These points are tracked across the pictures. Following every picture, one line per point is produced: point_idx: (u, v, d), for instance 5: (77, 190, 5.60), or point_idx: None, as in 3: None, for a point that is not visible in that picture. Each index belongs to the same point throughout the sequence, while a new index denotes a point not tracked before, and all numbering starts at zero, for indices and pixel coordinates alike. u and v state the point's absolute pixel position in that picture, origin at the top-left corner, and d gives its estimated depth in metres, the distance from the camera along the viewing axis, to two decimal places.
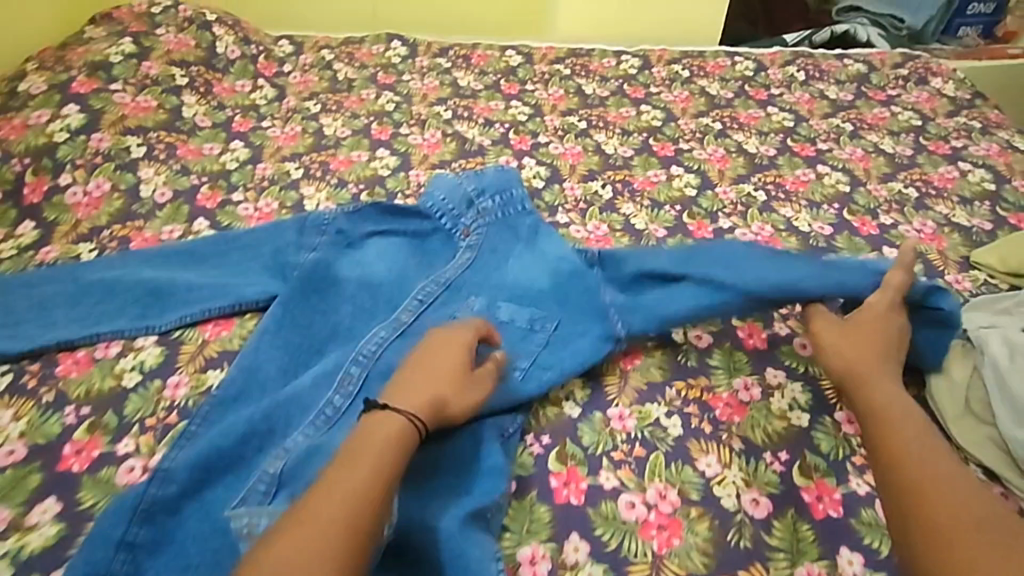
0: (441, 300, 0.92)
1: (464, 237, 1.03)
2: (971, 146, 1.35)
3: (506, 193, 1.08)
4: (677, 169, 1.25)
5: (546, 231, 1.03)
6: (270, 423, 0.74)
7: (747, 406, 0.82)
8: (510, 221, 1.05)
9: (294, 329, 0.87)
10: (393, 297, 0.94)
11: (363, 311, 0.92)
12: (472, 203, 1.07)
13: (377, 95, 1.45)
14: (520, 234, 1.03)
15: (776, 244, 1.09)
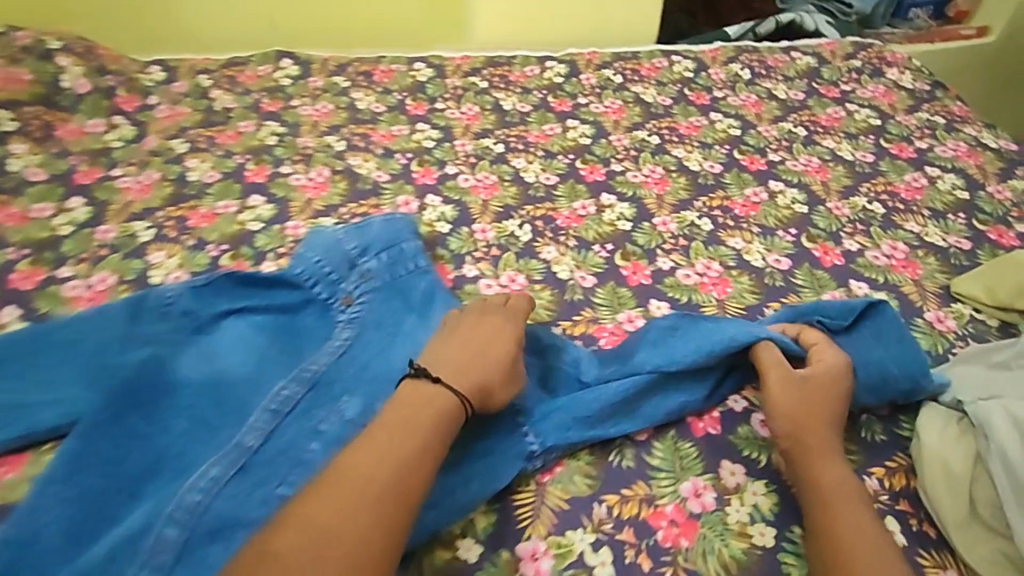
0: (301, 409, 0.73)
1: (343, 311, 0.83)
2: (937, 147, 1.19)
3: (395, 249, 0.88)
4: (608, 198, 1.06)
5: (443, 297, 0.84)
6: None
7: (697, 524, 0.65)
8: (400, 284, 0.85)
9: (100, 469, 0.67)
10: (244, 403, 0.74)
11: (200, 428, 0.72)
12: (352, 264, 0.87)
13: (258, 126, 1.23)
14: (410, 303, 0.83)
15: (726, 286, 0.91)
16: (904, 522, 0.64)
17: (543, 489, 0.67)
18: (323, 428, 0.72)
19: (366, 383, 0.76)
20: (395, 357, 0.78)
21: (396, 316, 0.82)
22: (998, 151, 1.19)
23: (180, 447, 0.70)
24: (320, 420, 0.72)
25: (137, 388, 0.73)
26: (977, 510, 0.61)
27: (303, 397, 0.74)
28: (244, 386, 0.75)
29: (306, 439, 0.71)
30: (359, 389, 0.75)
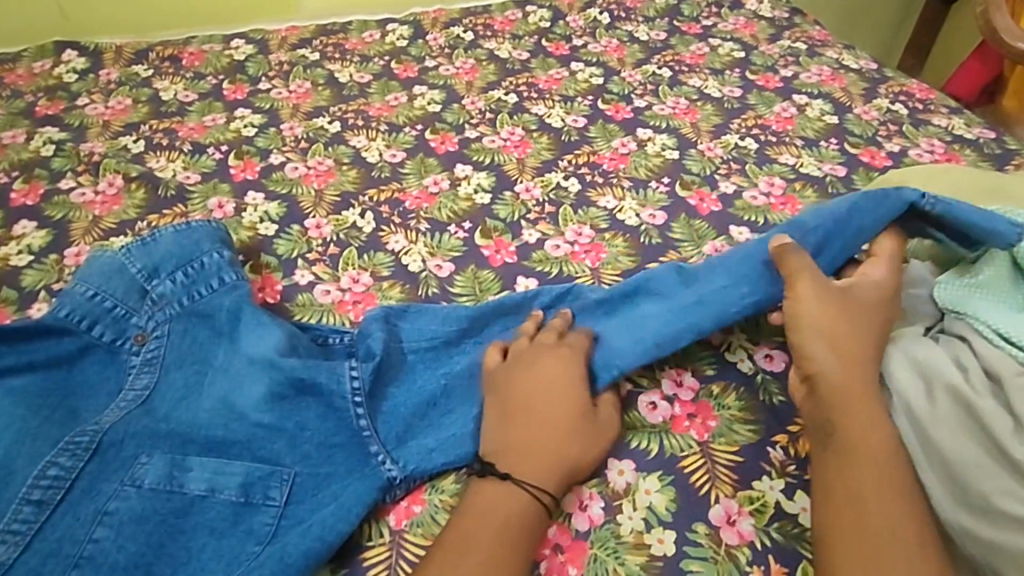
0: (83, 493, 0.55)
1: (136, 353, 0.65)
2: (802, 74, 1.14)
3: (193, 265, 0.70)
4: (462, 169, 0.93)
5: (255, 312, 0.67)
6: None
7: (587, 544, 0.55)
8: (204, 308, 0.68)
9: None
10: None
11: None
12: (140, 292, 0.68)
13: (30, 135, 0.99)
14: (219, 326, 0.67)
15: (600, 252, 0.81)
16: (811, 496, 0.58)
17: (400, 538, 0.56)
18: (111, 506, 0.54)
19: (167, 438, 0.58)
20: (206, 395, 0.61)
21: (202, 348, 0.65)
22: (860, 71, 1.15)
23: None
24: (108, 497, 0.55)
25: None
26: None
27: (81, 470, 0.56)
28: None
29: (86, 529, 0.53)
30: (159, 446, 0.58)
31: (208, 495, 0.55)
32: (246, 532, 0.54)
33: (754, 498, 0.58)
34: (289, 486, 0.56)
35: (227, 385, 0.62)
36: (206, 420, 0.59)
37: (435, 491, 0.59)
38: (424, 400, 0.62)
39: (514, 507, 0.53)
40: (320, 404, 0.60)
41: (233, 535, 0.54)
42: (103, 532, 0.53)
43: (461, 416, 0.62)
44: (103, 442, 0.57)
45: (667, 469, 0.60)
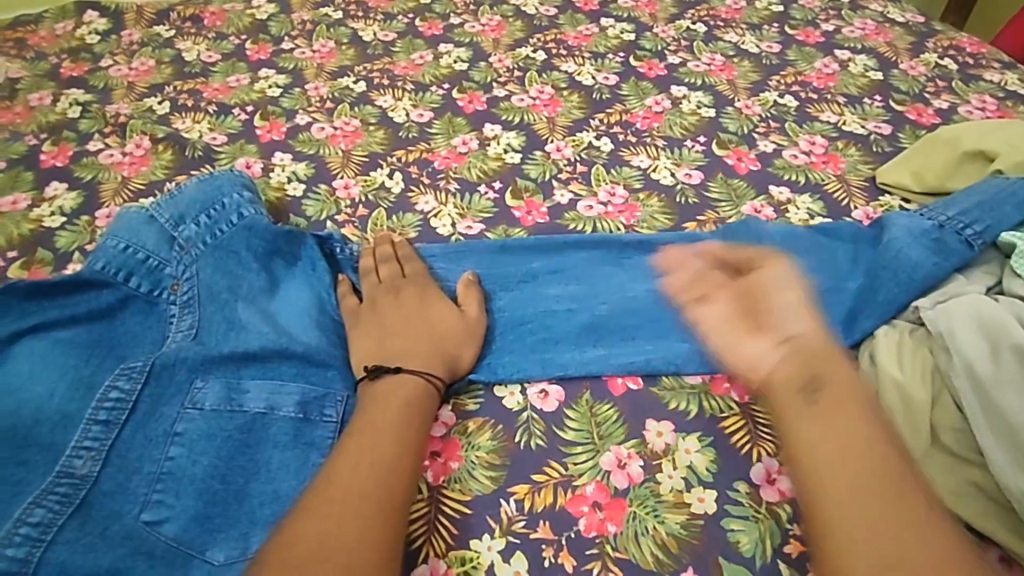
0: (143, 422, 0.57)
1: (172, 298, 0.66)
2: (845, 28, 1.08)
3: (215, 208, 0.71)
4: (491, 128, 0.90)
5: (281, 249, 0.70)
6: None
7: (626, 499, 0.55)
8: (230, 246, 0.68)
9: None
10: (54, 441, 0.56)
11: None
12: (167, 240, 0.69)
13: (56, 97, 0.98)
14: (249, 260, 0.68)
15: (634, 212, 0.78)
16: None
17: (438, 495, 0.55)
18: (179, 428, 0.57)
19: (223, 363, 0.61)
20: (252, 328, 0.63)
21: (233, 281, 0.66)
22: (907, 25, 1.09)
23: None
24: (174, 420, 0.57)
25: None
26: (939, 438, 0.52)
27: (141, 393, 0.58)
28: (43, 423, 0.57)
29: (160, 449, 0.56)
30: (212, 370, 0.60)
31: (268, 412, 0.59)
32: (306, 445, 0.58)
33: None
34: (342, 405, 0.60)
35: (271, 312, 0.65)
36: (255, 349, 0.61)
37: (472, 448, 0.58)
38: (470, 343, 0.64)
39: (412, 393, 0.57)
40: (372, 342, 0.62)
41: (292, 455, 0.57)
42: (176, 450, 0.56)
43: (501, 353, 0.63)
44: (156, 366, 0.60)
45: (706, 429, 0.59)
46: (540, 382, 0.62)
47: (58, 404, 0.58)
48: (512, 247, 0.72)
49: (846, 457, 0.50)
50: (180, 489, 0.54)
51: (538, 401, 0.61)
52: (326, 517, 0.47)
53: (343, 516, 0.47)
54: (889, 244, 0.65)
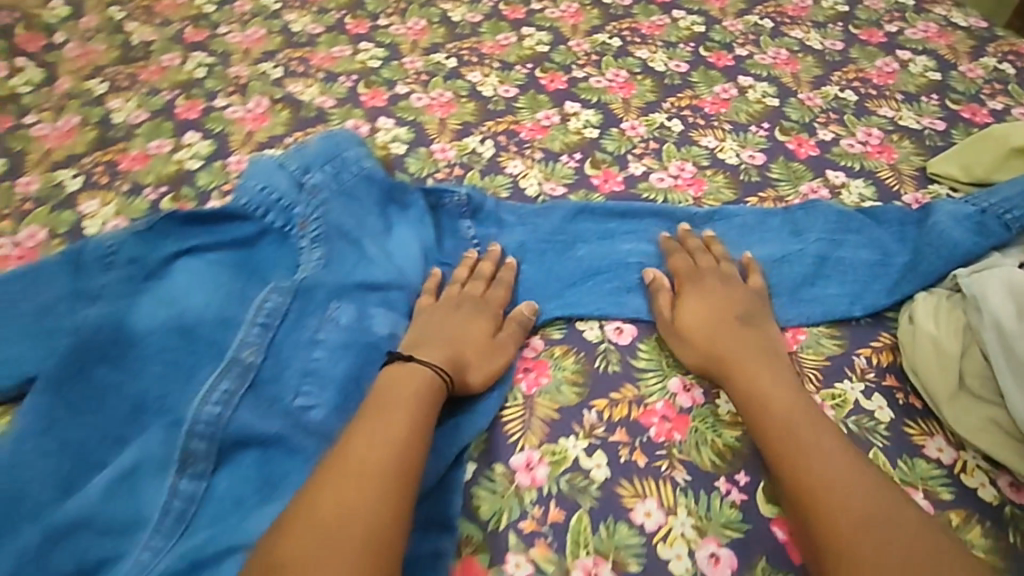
0: (291, 328, 0.70)
1: (304, 233, 0.78)
2: (907, 30, 1.14)
3: (337, 159, 0.83)
4: (572, 106, 1.00)
5: (395, 197, 0.82)
6: None
7: (690, 415, 0.64)
8: (353, 193, 0.81)
9: (77, 419, 0.63)
10: (220, 337, 0.70)
11: (176, 367, 0.68)
12: (297, 185, 0.81)
13: (183, 58, 1.11)
14: (369, 206, 0.80)
15: (701, 186, 0.87)
16: (890, 397, 0.64)
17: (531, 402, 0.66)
18: (321, 336, 0.69)
19: (353, 288, 0.73)
20: (376, 262, 0.76)
21: (356, 222, 0.79)
22: (969, 30, 1.14)
23: (162, 390, 0.66)
24: (316, 328, 0.70)
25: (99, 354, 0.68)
26: (965, 383, 0.61)
27: (289, 305, 0.71)
28: (211, 322, 0.71)
29: (307, 350, 0.68)
30: (345, 294, 0.73)
31: (391, 332, 0.71)
32: None
33: (837, 395, 0.64)
34: None
35: (389, 251, 0.77)
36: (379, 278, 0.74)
37: (558, 367, 0.68)
38: (554, 281, 0.76)
39: (418, 381, 0.62)
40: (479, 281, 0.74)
41: None
42: (320, 353, 0.68)
43: (580, 292, 0.74)
44: (300, 286, 0.73)
45: None
46: (616, 319, 0.72)
47: (221, 309, 0.72)
48: (592, 207, 0.82)
49: (826, 463, 0.56)
50: (324, 382, 0.66)
51: (613, 335, 0.71)
52: (343, 492, 0.52)
53: (338, 506, 0.52)
54: (933, 226, 0.74)
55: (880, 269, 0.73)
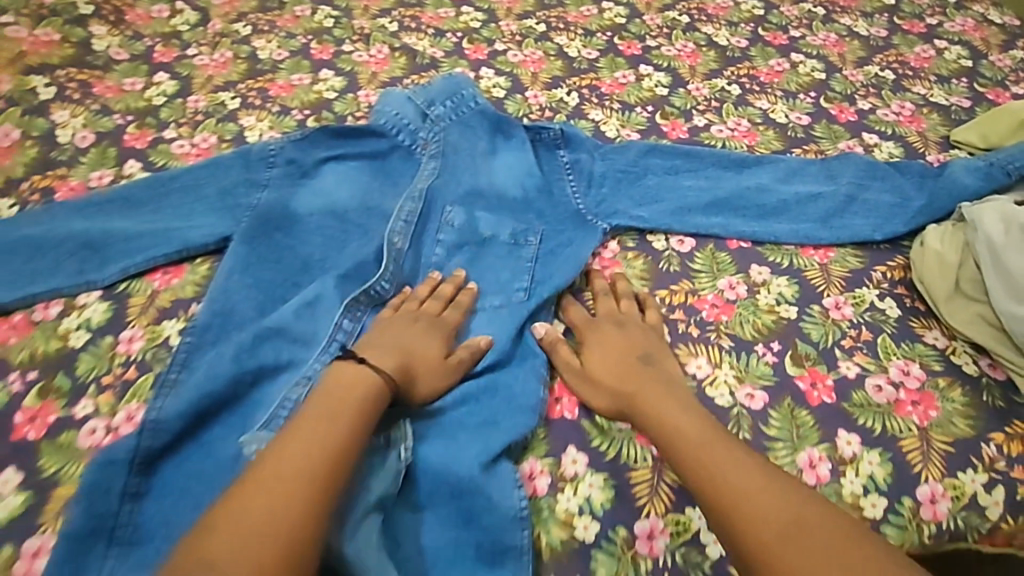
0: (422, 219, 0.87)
1: (426, 151, 0.96)
2: (947, 23, 1.28)
3: (457, 97, 1.00)
4: (646, 69, 1.16)
5: (502, 130, 0.98)
6: (256, 375, 0.72)
7: (735, 304, 0.80)
8: (469, 124, 0.98)
9: (264, 266, 0.82)
10: (366, 222, 0.89)
11: (334, 241, 0.87)
12: (422, 115, 0.99)
13: (313, 10, 1.26)
14: (481, 135, 0.97)
15: (754, 138, 1.04)
16: (900, 302, 0.80)
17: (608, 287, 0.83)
18: (443, 229, 0.87)
19: (468, 197, 0.90)
20: (486, 178, 0.93)
21: (470, 147, 0.95)
22: (1002, 26, 1.28)
23: (325, 254, 0.85)
24: (439, 223, 0.87)
25: (272, 225, 0.86)
26: (960, 288, 0.77)
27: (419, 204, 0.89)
28: (358, 211, 0.90)
29: (433, 238, 0.86)
30: (462, 200, 0.90)
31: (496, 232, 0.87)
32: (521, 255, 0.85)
33: (855, 298, 0.81)
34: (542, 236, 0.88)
35: (495, 170, 0.94)
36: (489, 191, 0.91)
37: (629, 265, 0.85)
38: (627, 204, 0.92)
39: (356, 385, 0.63)
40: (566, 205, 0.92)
41: (511, 257, 0.85)
42: (443, 241, 0.86)
43: (649, 212, 0.90)
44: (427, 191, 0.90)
45: (793, 274, 0.83)
46: (679, 234, 0.88)
47: (366, 201, 0.91)
48: (660, 149, 0.98)
49: (740, 474, 0.58)
50: (447, 262, 0.84)
51: (676, 245, 0.88)
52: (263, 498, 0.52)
53: (270, 510, 0.52)
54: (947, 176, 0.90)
55: (898, 210, 0.89)
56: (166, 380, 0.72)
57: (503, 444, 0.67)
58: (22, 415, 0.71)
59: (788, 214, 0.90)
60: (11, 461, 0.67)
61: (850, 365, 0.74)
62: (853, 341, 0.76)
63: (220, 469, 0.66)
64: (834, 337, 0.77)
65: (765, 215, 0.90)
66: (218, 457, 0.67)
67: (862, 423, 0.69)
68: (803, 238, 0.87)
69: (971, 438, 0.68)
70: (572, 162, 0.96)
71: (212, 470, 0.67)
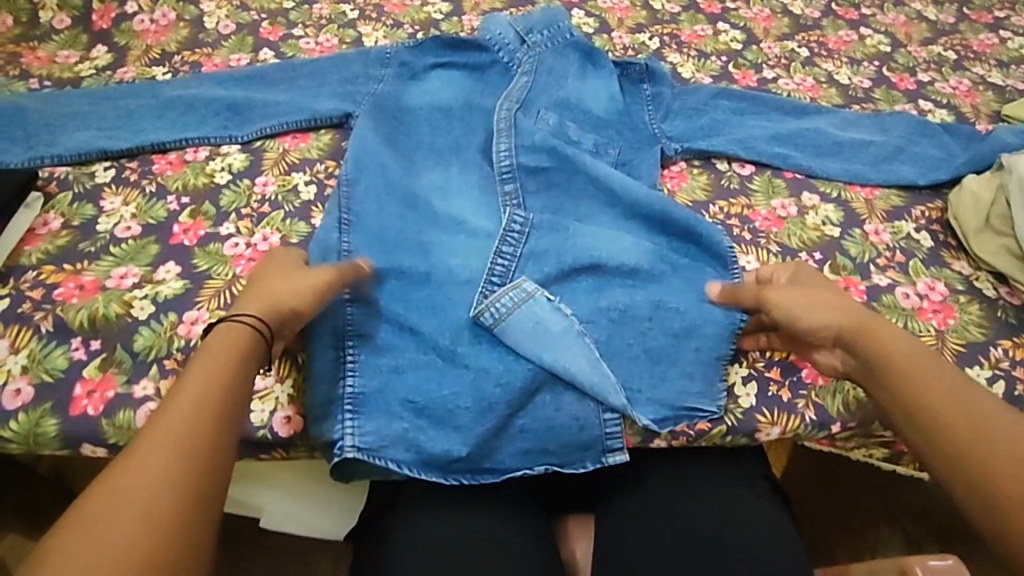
0: (518, 123, 0.96)
1: (522, 69, 1.04)
2: (1014, 16, 1.34)
3: (553, 28, 1.08)
4: (723, 26, 1.25)
5: (593, 58, 1.07)
6: (384, 231, 0.85)
7: (785, 220, 0.91)
8: (562, 51, 1.06)
9: (383, 146, 0.93)
10: (466, 120, 0.98)
11: (441, 133, 0.97)
12: (520, 40, 1.06)
13: None
14: (572, 60, 1.06)
15: (817, 94, 1.14)
16: (934, 236, 0.90)
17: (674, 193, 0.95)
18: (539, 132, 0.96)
19: (560, 110, 1.00)
20: (575, 95, 1.02)
21: (561, 69, 1.04)
22: None
23: (434, 145, 0.96)
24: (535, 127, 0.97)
25: (389, 115, 0.97)
26: (990, 223, 0.86)
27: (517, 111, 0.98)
28: (461, 113, 0.99)
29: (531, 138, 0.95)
30: (553, 111, 1.00)
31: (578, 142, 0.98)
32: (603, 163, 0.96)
33: (895, 227, 0.91)
34: (619, 149, 0.99)
35: (582, 90, 1.03)
36: (577, 108, 1.01)
37: (694, 178, 0.97)
38: (696, 128, 1.01)
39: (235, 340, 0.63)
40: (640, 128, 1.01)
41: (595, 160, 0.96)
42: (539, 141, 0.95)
43: (717, 139, 1.00)
44: (523, 102, 0.99)
45: (840, 204, 0.94)
46: (740, 159, 0.99)
47: (467, 103, 1.00)
48: (727, 91, 1.06)
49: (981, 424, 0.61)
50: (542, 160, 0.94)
51: (737, 168, 0.99)
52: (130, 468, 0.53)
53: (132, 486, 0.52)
54: (994, 138, 1.00)
55: (943, 163, 0.99)
56: (340, 219, 0.85)
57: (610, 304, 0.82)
58: (178, 227, 0.85)
59: (842, 155, 0.99)
60: (170, 257, 0.81)
61: (882, 277, 0.85)
62: (887, 261, 0.87)
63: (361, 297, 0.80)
64: (870, 255, 0.87)
65: (824, 153, 0.99)
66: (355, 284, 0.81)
67: (887, 320, 0.80)
68: (851, 176, 0.97)
69: (982, 342, 0.79)
70: (654, 95, 1.05)
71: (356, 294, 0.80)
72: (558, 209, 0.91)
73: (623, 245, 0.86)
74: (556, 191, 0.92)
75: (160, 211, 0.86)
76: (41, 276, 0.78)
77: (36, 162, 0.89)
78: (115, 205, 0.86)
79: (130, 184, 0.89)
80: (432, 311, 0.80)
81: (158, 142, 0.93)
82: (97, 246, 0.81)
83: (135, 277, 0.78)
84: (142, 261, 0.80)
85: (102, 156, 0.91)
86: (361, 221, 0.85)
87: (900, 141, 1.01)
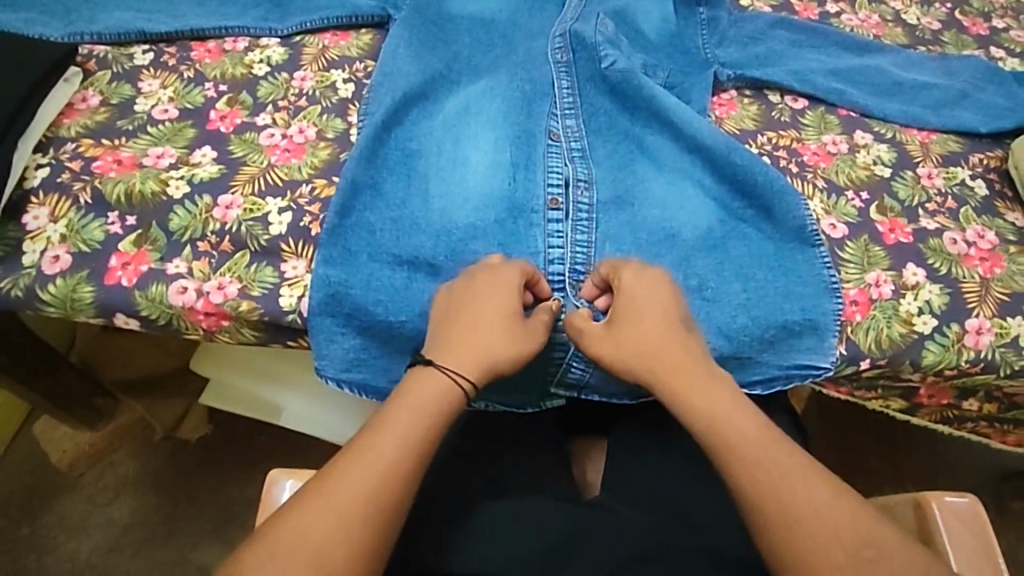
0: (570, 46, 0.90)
1: None
2: None
3: None
4: None
5: None
6: (420, 149, 0.84)
7: (835, 157, 0.88)
8: None
9: (423, 57, 0.89)
10: (509, 35, 0.94)
11: (481, 48, 0.93)
12: None
13: None
14: None
15: (880, 33, 1.07)
16: (990, 185, 0.87)
17: (720, 121, 0.92)
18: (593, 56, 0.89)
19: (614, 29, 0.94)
20: (628, 13, 0.96)
21: None
22: None
23: (475, 62, 0.92)
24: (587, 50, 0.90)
25: (429, 21, 0.93)
26: None
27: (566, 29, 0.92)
28: (506, 28, 0.94)
29: (585, 63, 0.90)
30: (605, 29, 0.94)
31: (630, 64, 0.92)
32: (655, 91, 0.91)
33: (950, 172, 0.88)
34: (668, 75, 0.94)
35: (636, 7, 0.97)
36: (629, 28, 0.95)
37: (743, 109, 0.93)
38: (750, 57, 0.96)
39: (434, 386, 0.64)
40: (691, 56, 0.97)
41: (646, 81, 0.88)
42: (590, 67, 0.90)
43: (771, 69, 0.95)
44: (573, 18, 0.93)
45: (894, 145, 0.90)
46: (794, 93, 0.94)
47: (512, 18, 0.95)
48: (786, 20, 1.01)
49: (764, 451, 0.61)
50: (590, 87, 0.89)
51: (790, 102, 0.94)
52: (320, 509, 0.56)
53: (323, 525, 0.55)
54: None
55: (1010, 112, 0.94)
56: (378, 123, 0.83)
57: (651, 247, 0.80)
58: (214, 115, 0.84)
59: (901, 99, 0.94)
60: (207, 143, 0.81)
61: (930, 222, 0.82)
62: (937, 206, 0.84)
63: (395, 216, 0.79)
64: (918, 199, 0.85)
65: (882, 94, 0.94)
66: (389, 197, 0.80)
67: (932, 264, 0.79)
68: (909, 119, 0.92)
69: None
70: (709, 19, 1.00)
71: (389, 213, 0.79)
72: (606, 134, 0.88)
73: (676, 186, 0.84)
74: (605, 120, 0.88)
75: (197, 97, 0.85)
76: (80, 149, 0.79)
77: (76, 38, 0.88)
78: (153, 88, 0.86)
79: (168, 68, 0.88)
80: (493, 243, 0.78)
81: (196, 29, 0.90)
82: (134, 125, 0.82)
83: (172, 160, 0.79)
84: (178, 144, 0.81)
85: (141, 38, 0.89)
86: (399, 135, 0.84)
87: (965, 85, 0.96)
